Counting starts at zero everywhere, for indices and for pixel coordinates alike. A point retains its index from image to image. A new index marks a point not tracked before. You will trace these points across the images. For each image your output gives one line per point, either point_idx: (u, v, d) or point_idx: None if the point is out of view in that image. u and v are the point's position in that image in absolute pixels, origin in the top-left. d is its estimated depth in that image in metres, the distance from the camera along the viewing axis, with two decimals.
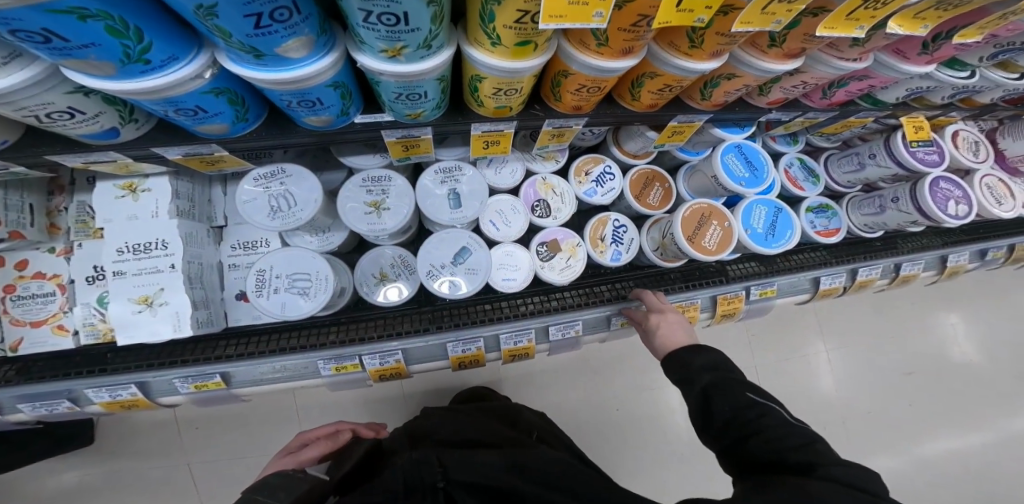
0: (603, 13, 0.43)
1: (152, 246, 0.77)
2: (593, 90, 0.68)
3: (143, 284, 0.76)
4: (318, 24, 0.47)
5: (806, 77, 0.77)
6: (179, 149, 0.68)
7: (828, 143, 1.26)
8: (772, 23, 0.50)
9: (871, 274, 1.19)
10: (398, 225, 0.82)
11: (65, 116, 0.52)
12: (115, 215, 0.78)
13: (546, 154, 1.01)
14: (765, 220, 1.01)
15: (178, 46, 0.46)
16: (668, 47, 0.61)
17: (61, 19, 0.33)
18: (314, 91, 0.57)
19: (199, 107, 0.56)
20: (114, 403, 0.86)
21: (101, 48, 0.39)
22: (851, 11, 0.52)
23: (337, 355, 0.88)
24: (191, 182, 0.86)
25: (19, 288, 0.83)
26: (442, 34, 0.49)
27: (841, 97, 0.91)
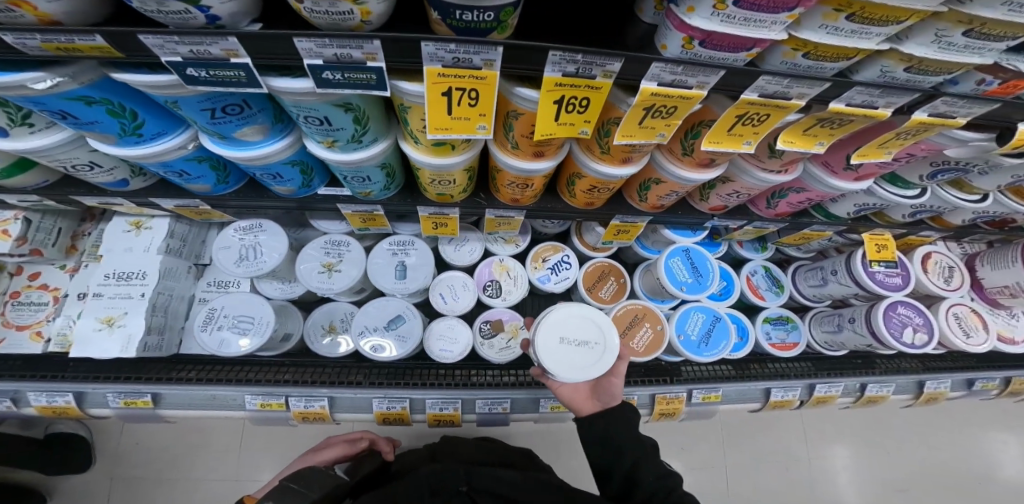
0: (487, 127, 0.53)
1: (133, 276, 0.88)
2: (524, 186, 0.77)
3: (112, 306, 0.85)
4: (274, 116, 0.58)
5: (736, 185, 0.81)
6: (171, 201, 0.81)
7: (798, 252, 1.29)
8: (658, 136, 0.56)
9: (831, 390, 1.20)
10: (343, 286, 0.92)
11: (86, 168, 0.67)
12: (116, 245, 0.91)
13: (506, 238, 1.11)
14: (700, 328, 1.06)
15: (171, 124, 0.58)
16: (587, 151, 0.69)
17: (71, 103, 0.46)
18: (275, 166, 0.68)
19: (184, 170, 0.68)
20: (48, 408, 0.93)
21: (103, 124, 0.51)
22: (731, 126, 0.54)
23: (266, 392, 0.95)
24: (189, 226, 0.99)
25: (24, 295, 0.98)
26: (370, 131, 0.61)
27: (785, 207, 0.94)
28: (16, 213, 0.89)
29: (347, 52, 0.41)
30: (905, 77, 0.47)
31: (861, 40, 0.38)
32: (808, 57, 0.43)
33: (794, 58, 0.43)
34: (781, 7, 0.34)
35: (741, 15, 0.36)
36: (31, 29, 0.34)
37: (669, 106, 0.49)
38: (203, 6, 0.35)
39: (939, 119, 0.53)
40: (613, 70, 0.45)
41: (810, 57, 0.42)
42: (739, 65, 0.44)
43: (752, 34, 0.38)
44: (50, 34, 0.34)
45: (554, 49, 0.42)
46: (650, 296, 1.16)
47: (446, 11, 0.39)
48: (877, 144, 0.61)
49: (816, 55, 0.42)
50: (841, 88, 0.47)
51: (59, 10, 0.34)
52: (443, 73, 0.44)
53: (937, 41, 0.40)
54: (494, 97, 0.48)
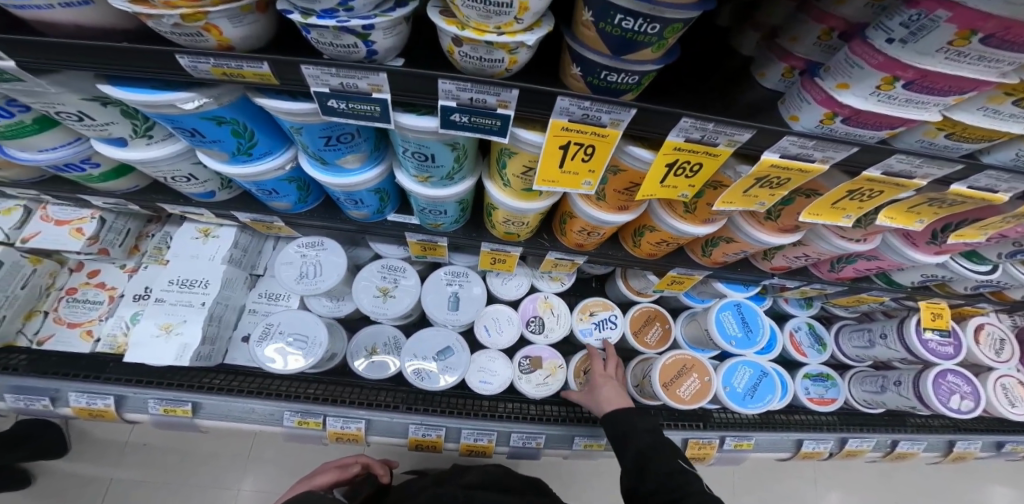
0: (591, 182, 0.54)
1: (196, 284, 0.90)
2: (594, 233, 0.77)
3: (172, 313, 0.86)
4: (374, 144, 0.60)
5: (809, 249, 0.77)
6: (247, 214, 0.83)
7: (844, 312, 1.25)
8: (757, 203, 0.55)
9: (863, 444, 1.14)
10: (398, 311, 0.95)
11: (184, 180, 0.70)
12: (182, 252, 0.93)
13: (551, 276, 1.10)
14: (747, 381, 1.03)
15: (279, 145, 0.60)
16: (667, 207, 0.68)
17: (205, 122, 0.49)
18: (360, 193, 0.70)
19: (275, 188, 0.70)
20: (85, 410, 0.91)
21: (223, 143, 0.54)
22: (839, 199, 0.54)
23: (305, 410, 0.94)
24: (252, 237, 1.02)
25: (80, 292, 0.99)
26: (463, 169, 0.62)
27: (848, 272, 0.89)
28: (93, 213, 0.94)
29: (482, 98, 0.42)
30: None
31: (1014, 124, 0.37)
32: (949, 138, 0.41)
33: (936, 137, 0.41)
34: (956, 90, 0.32)
35: (903, 97, 0.33)
36: (210, 53, 0.37)
37: (783, 177, 0.48)
38: (369, 41, 0.37)
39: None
40: (739, 140, 0.44)
41: (954, 138, 0.41)
42: (873, 141, 0.42)
43: (907, 114, 0.35)
44: (225, 59, 0.37)
45: (688, 115, 0.41)
46: (693, 346, 1.14)
47: (591, 70, 0.39)
48: (973, 225, 0.62)
49: (961, 136, 0.41)
50: (967, 171, 0.46)
51: (240, 35, 0.37)
52: (567, 127, 0.44)
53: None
54: (608, 155, 0.49)
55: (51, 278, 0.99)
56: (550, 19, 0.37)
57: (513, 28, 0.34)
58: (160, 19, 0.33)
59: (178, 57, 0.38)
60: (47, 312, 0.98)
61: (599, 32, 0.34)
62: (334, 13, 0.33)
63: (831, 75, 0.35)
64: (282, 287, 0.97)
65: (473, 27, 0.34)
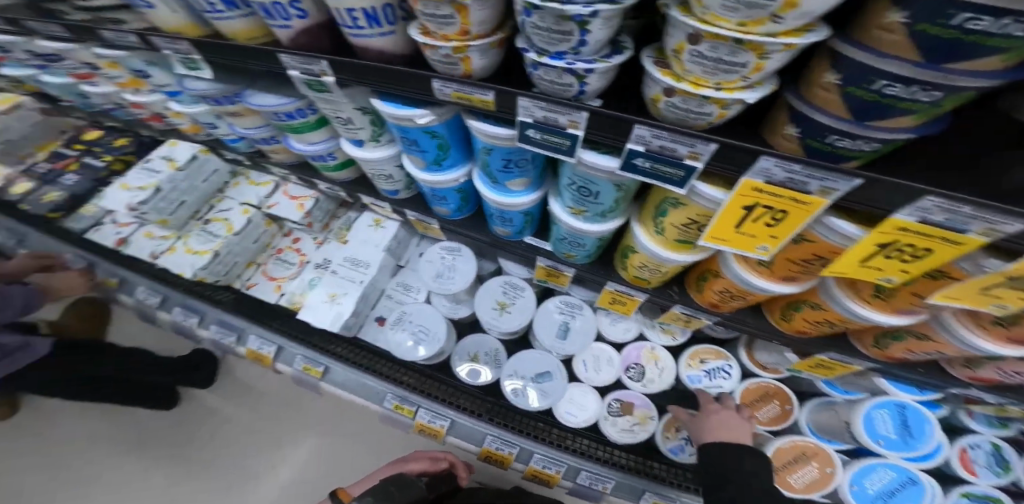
0: (768, 248, 0.50)
1: (361, 264, 1.09)
2: (741, 298, 0.70)
3: (337, 285, 1.07)
4: (540, 172, 0.65)
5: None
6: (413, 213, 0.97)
7: None
8: (993, 304, 0.45)
9: None
10: (512, 326, 0.99)
11: (384, 178, 0.85)
12: (356, 236, 1.13)
13: (664, 328, 1.02)
14: (883, 485, 0.84)
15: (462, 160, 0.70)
16: (847, 288, 0.59)
17: (422, 135, 0.59)
18: (512, 213, 0.76)
19: (444, 196, 0.81)
20: (254, 353, 1.16)
21: (426, 153, 0.65)
22: None
23: (403, 396, 1.04)
24: (408, 232, 1.18)
25: (283, 253, 1.23)
26: (617, 209, 0.63)
27: None
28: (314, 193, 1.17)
29: (673, 147, 0.42)
30: None
31: None
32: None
33: None
34: None
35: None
36: (456, 80, 0.46)
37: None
38: (585, 83, 0.41)
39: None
40: (1000, 230, 0.35)
41: None
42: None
43: None
44: (466, 86, 0.46)
45: (935, 195, 0.35)
46: (817, 434, 0.95)
47: (815, 132, 0.36)
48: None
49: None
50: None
51: (481, 67, 0.46)
52: (761, 188, 0.42)
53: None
54: (798, 225, 0.44)
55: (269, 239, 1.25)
56: (772, 80, 0.36)
57: (733, 85, 0.35)
58: (436, 49, 0.43)
59: (433, 83, 0.48)
60: (259, 265, 1.24)
61: (841, 94, 0.32)
62: (564, 55, 0.38)
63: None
64: (420, 281, 1.09)
65: (691, 80, 0.36)
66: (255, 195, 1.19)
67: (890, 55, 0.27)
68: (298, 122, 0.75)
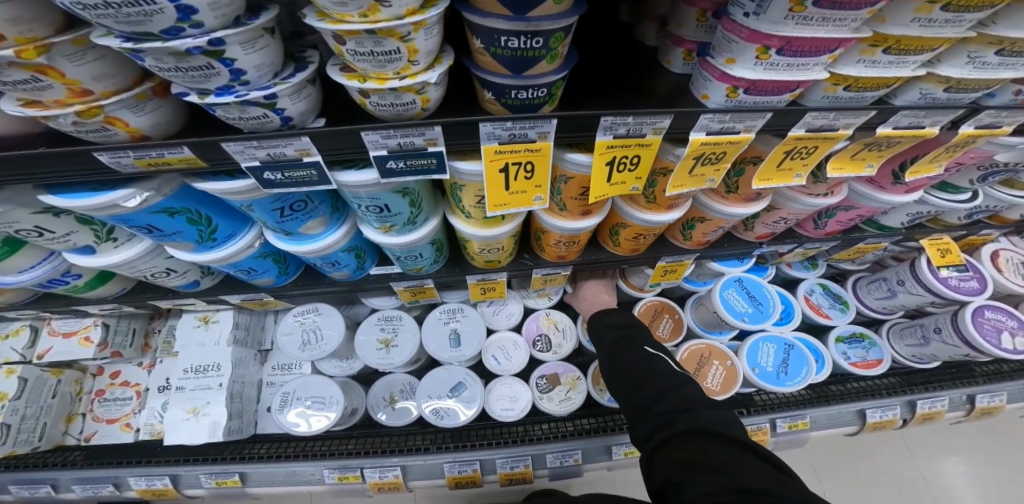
0: (542, 196, 0.54)
1: (209, 368, 0.92)
2: (571, 243, 0.76)
3: (194, 397, 0.90)
4: (332, 206, 0.61)
5: (783, 214, 0.72)
6: (236, 295, 0.85)
7: (854, 265, 1.18)
8: (707, 181, 0.54)
9: (936, 406, 1.08)
10: (403, 358, 0.94)
11: (164, 274, 0.73)
12: (188, 343, 0.95)
13: (539, 292, 1.08)
14: (775, 358, 0.99)
15: (239, 224, 0.63)
16: (630, 202, 0.67)
17: (158, 216, 0.51)
18: (335, 254, 0.70)
19: (252, 267, 0.71)
20: (147, 491, 0.96)
21: (184, 233, 0.56)
22: (780, 160, 0.52)
23: (342, 465, 0.96)
24: (251, 315, 1.04)
25: (108, 392, 1.04)
26: (423, 211, 0.62)
27: (835, 226, 0.82)
28: (96, 320, 0.96)
29: (409, 141, 0.42)
30: (944, 96, 0.46)
31: (898, 68, 0.40)
32: (848, 91, 0.44)
33: (835, 91, 0.43)
34: (823, 50, 0.37)
35: (785, 61, 0.38)
36: (125, 147, 0.38)
37: (717, 152, 0.49)
38: (279, 108, 0.37)
39: (984, 130, 0.53)
40: (664, 126, 0.45)
41: (851, 90, 0.43)
42: (783, 105, 0.44)
43: (797, 76, 0.39)
44: (140, 150, 0.38)
45: (606, 114, 0.43)
46: (707, 329, 1.09)
47: (502, 91, 0.40)
48: (931, 158, 0.57)
49: (857, 87, 0.43)
50: (883, 115, 0.47)
51: (147, 123, 0.38)
52: (500, 149, 0.45)
53: (970, 61, 0.41)
54: (548, 169, 0.49)
55: (78, 384, 1.02)
56: (450, 54, 0.38)
57: (413, 71, 0.35)
58: (57, 118, 0.34)
59: (99, 156, 0.39)
60: (85, 413, 1.03)
61: (493, 57, 0.37)
62: (231, 89, 0.33)
63: (720, 53, 0.41)
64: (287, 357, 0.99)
65: (375, 77, 0.35)
66: (10, 350, 0.93)
67: (489, 14, 0.33)
68: None
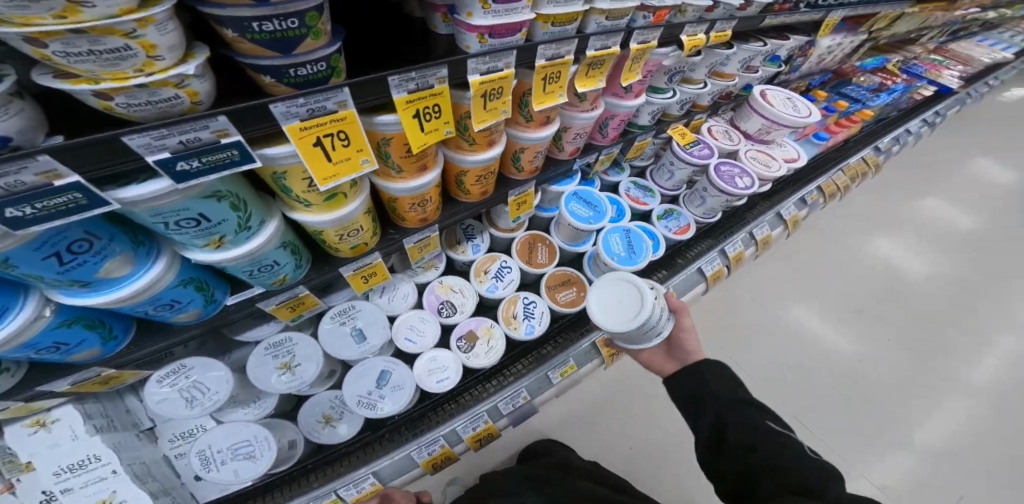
0: (369, 159, 0.59)
1: (88, 462, 0.72)
2: (426, 202, 0.83)
3: (90, 495, 0.70)
4: (132, 239, 0.56)
5: (573, 130, 0.93)
6: (63, 382, 0.67)
7: (643, 162, 1.54)
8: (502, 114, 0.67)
9: (738, 247, 1.52)
10: (314, 373, 0.91)
11: None
12: (33, 452, 0.71)
13: (425, 266, 1.13)
14: (622, 244, 1.25)
15: (8, 295, 0.52)
16: (456, 150, 0.77)
17: None
18: (164, 294, 0.64)
19: (57, 341, 0.60)
20: None
21: None
22: (544, 86, 0.67)
23: (310, 499, 0.90)
24: (103, 400, 0.81)
25: None
26: (254, 213, 0.62)
27: (614, 131, 1.06)
28: None
29: (194, 136, 0.44)
30: (608, 24, 0.66)
31: (573, 4, 0.57)
32: (555, 26, 0.60)
33: (548, 28, 0.60)
34: None
35: (502, 8, 0.52)
36: None
37: (496, 89, 0.62)
38: None
39: (643, 45, 0.75)
40: (443, 75, 0.56)
41: (556, 25, 0.60)
42: (521, 43, 0.59)
43: (516, 17, 0.54)
44: None
45: (390, 75, 0.51)
46: (572, 243, 1.29)
47: (280, 72, 0.45)
48: (629, 69, 0.79)
49: (559, 22, 0.60)
50: (584, 41, 0.65)
51: None
52: (304, 126, 0.49)
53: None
54: (361, 131, 0.55)
55: None
56: (202, 49, 0.42)
57: (160, 67, 0.38)
58: None
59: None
60: None
61: (253, 42, 0.40)
62: None
63: (462, 9, 0.52)
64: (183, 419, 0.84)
65: (111, 78, 0.36)
66: None
67: (228, 7, 0.36)
68: None
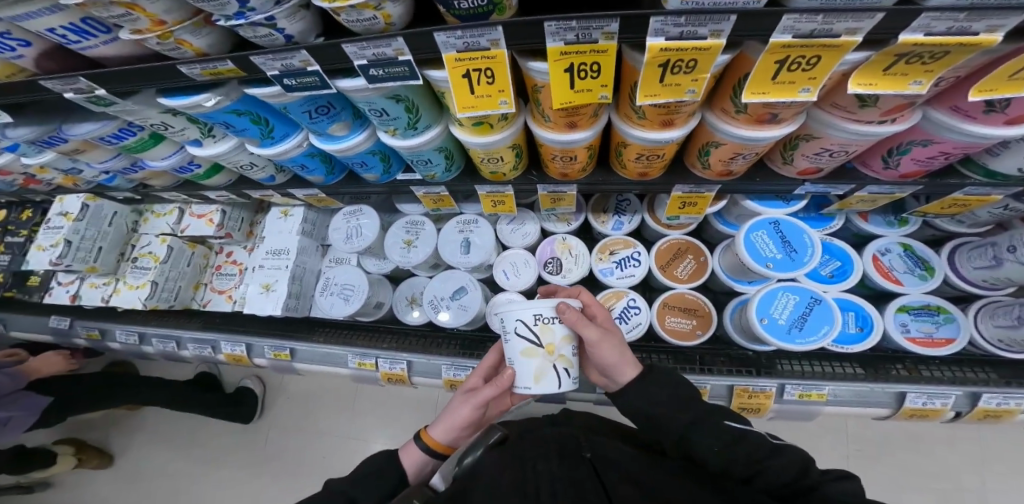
0: (508, 101, 0.57)
1: (283, 252, 1.20)
2: (570, 158, 0.79)
3: (269, 275, 1.18)
4: (353, 113, 0.72)
5: (825, 142, 0.65)
6: (302, 191, 1.05)
7: (961, 228, 0.99)
8: (687, 92, 0.51)
9: (1010, 404, 0.94)
10: (419, 258, 1.10)
11: (250, 167, 0.92)
12: (275, 229, 1.24)
13: (558, 217, 1.15)
14: (792, 311, 0.89)
15: (294, 127, 0.77)
16: (623, 118, 0.67)
17: (229, 115, 0.67)
18: (358, 156, 0.83)
19: (304, 164, 0.88)
20: (232, 356, 1.27)
21: (250, 131, 0.72)
22: (774, 72, 0.45)
23: (362, 353, 1.16)
24: (317, 213, 1.29)
25: (223, 268, 1.38)
26: (424, 117, 0.71)
27: (911, 167, 0.70)
28: (216, 208, 1.29)
29: (382, 51, 0.50)
30: None
31: None
32: None
33: None
34: None
35: None
36: (194, 61, 0.53)
37: (686, 60, 0.45)
38: (280, 28, 0.48)
39: None
40: (613, 31, 0.45)
41: None
42: (757, 6, 0.39)
43: None
44: (203, 62, 0.52)
45: (548, 19, 0.45)
46: (733, 276, 1.05)
47: (447, 4, 0.45)
48: (1006, 74, 0.42)
49: None
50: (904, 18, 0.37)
51: (205, 44, 0.53)
52: (459, 57, 0.50)
53: None
54: (508, 73, 0.53)
55: (206, 259, 1.40)
56: None
57: None
58: (148, 40, 0.50)
59: (181, 68, 0.54)
60: (207, 284, 1.38)
61: None
62: (244, 14, 0.44)
63: None
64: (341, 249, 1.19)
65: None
66: (166, 224, 1.35)
67: None
68: (134, 140, 0.83)
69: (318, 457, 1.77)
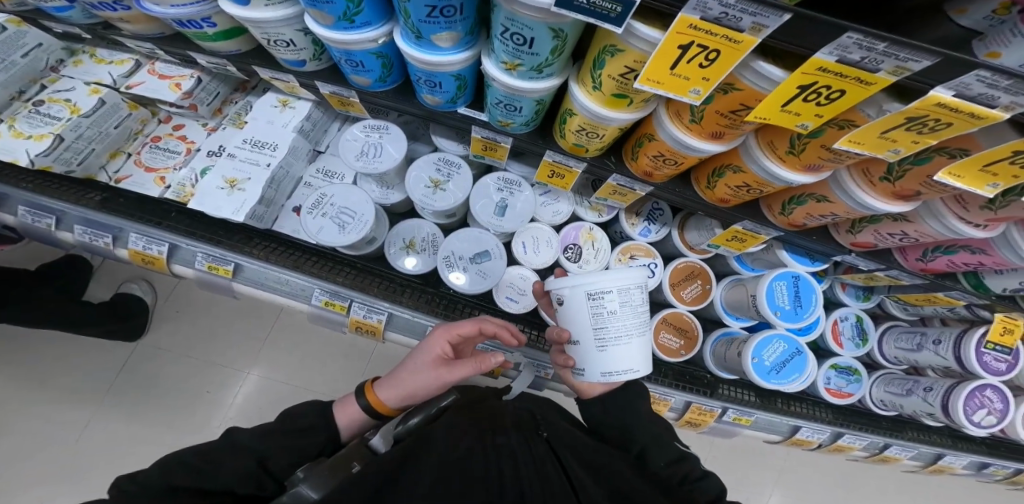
0: (700, 91, 0.46)
1: (266, 146, 0.93)
2: (671, 163, 0.71)
3: (240, 170, 0.90)
4: (471, 26, 0.55)
5: (910, 228, 0.68)
6: (330, 87, 0.79)
7: (900, 312, 1.19)
8: (890, 149, 0.45)
9: (854, 442, 1.21)
10: (444, 206, 0.93)
11: (282, 44, 0.67)
12: (262, 116, 0.97)
13: (593, 205, 1.08)
14: (778, 356, 0.99)
15: (377, 15, 0.56)
16: (766, 146, 0.61)
17: None
18: (442, 76, 0.64)
19: (361, 62, 0.66)
20: (140, 255, 0.97)
21: (334, 6, 0.51)
22: (993, 162, 0.42)
23: (334, 292, 0.99)
24: (324, 114, 1.03)
25: (163, 141, 1.02)
26: (555, 64, 0.56)
27: (941, 264, 0.78)
28: (194, 72, 0.96)
29: None
30: None
31: None
32: None
33: None
34: None
35: None
36: None
37: (942, 121, 0.38)
38: None
39: None
40: (911, 68, 0.33)
41: None
42: None
43: None
44: None
45: (855, 29, 0.31)
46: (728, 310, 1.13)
47: None
48: None
49: None
50: None
51: None
52: (696, 26, 0.36)
53: None
54: (732, 65, 0.40)
55: (141, 124, 1.02)
56: None
57: None
58: None
59: None
60: (130, 154, 1.01)
61: None
62: None
63: None
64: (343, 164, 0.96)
65: None
66: (107, 74, 0.97)
67: None
68: None
69: (209, 386, 1.53)
